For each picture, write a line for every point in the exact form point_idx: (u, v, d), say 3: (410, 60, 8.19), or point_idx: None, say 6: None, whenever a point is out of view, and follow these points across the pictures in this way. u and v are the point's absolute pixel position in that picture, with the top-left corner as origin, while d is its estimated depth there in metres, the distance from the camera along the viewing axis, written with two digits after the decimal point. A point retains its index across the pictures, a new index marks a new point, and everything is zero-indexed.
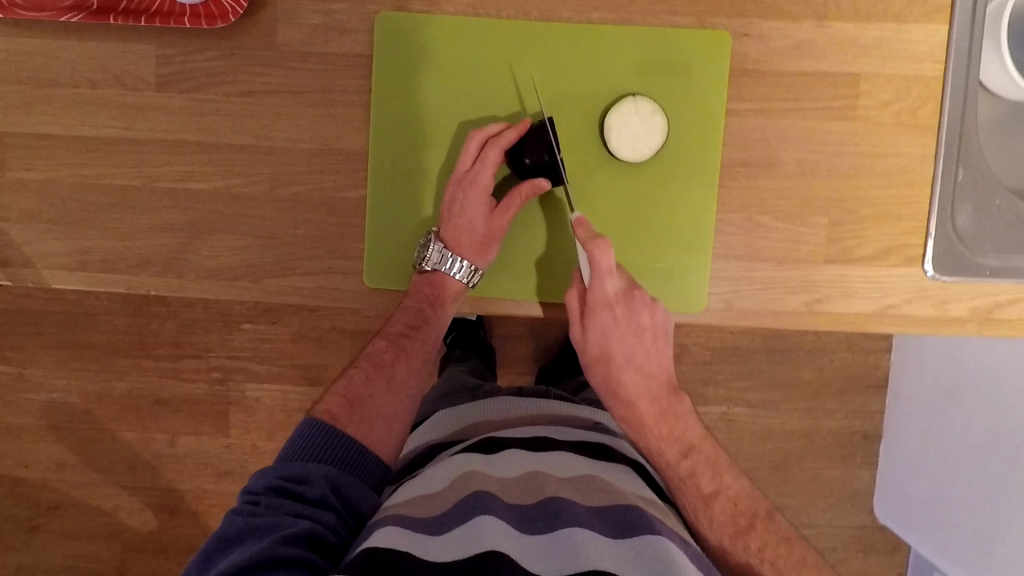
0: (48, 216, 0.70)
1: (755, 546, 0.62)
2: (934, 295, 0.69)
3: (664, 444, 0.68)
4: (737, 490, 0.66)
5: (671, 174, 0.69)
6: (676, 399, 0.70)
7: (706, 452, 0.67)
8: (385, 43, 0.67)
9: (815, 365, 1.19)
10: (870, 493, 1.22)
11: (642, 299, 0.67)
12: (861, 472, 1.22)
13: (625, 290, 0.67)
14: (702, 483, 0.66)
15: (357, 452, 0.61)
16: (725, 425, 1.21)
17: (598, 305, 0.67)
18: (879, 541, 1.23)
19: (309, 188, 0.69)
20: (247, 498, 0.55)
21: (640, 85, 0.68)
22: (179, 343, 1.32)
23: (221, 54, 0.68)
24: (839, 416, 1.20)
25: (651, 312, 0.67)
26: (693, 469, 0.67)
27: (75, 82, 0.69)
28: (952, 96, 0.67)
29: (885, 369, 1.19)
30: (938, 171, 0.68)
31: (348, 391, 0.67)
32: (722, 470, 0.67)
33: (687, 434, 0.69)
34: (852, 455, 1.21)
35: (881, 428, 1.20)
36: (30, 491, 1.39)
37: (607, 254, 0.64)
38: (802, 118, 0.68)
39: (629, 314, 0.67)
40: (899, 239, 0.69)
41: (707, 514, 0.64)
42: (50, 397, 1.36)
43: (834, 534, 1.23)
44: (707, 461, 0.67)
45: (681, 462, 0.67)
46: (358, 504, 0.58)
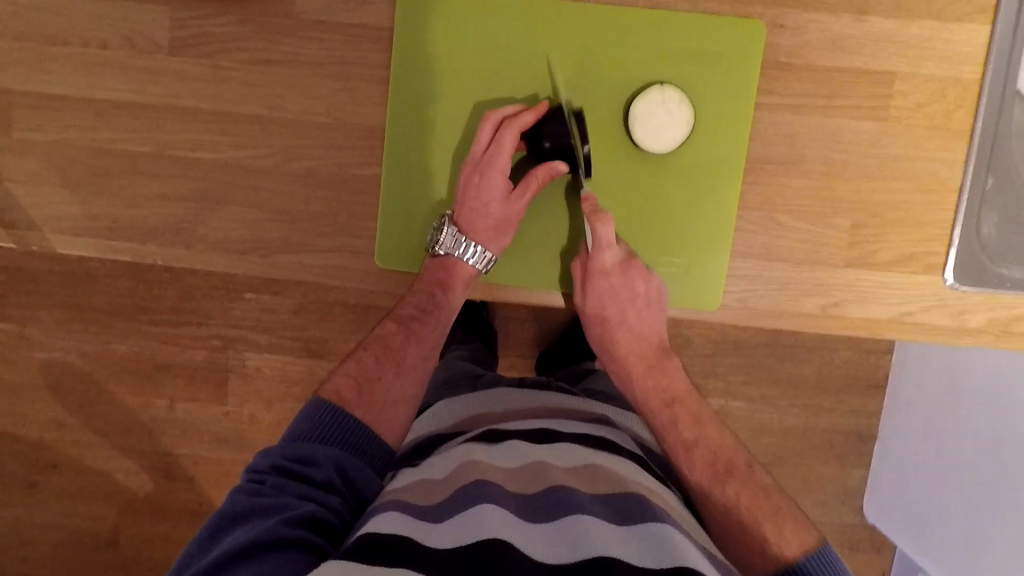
0: (52, 177, 0.68)
1: (732, 492, 0.62)
2: (951, 304, 0.68)
3: (649, 395, 0.70)
4: (718, 441, 0.66)
5: (693, 169, 0.67)
6: (665, 359, 0.72)
7: (691, 405, 0.69)
8: (404, 18, 0.65)
9: (817, 363, 1.19)
10: (862, 494, 1.22)
11: (637, 270, 0.67)
12: (854, 471, 1.22)
13: (622, 260, 0.66)
14: (682, 431, 0.67)
15: (366, 435, 0.60)
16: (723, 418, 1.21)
17: (596, 273, 0.67)
18: (867, 540, 1.24)
19: (322, 163, 0.67)
20: (252, 475, 0.55)
21: (667, 73, 0.65)
22: (179, 308, 1.31)
23: (236, 20, 0.66)
24: (835, 415, 1.20)
25: (645, 281, 0.67)
26: (675, 419, 0.68)
27: (86, 42, 0.67)
28: (988, 101, 0.65)
29: (888, 372, 1.19)
30: (967, 178, 0.67)
31: (358, 372, 0.65)
32: (703, 422, 0.67)
33: (674, 389, 0.70)
34: (846, 455, 1.21)
35: (877, 429, 1.20)
36: (29, 450, 1.39)
37: (610, 227, 0.65)
38: (831, 115, 0.66)
39: (624, 282, 0.67)
40: (922, 245, 0.68)
41: (687, 461, 0.65)
42: (50, 357, 1.36)
43: (825, 531, 1.24)
44: (691, 413, 0.68)
45: (662, 411, 0.69)
46: (362, 487, 0.57)
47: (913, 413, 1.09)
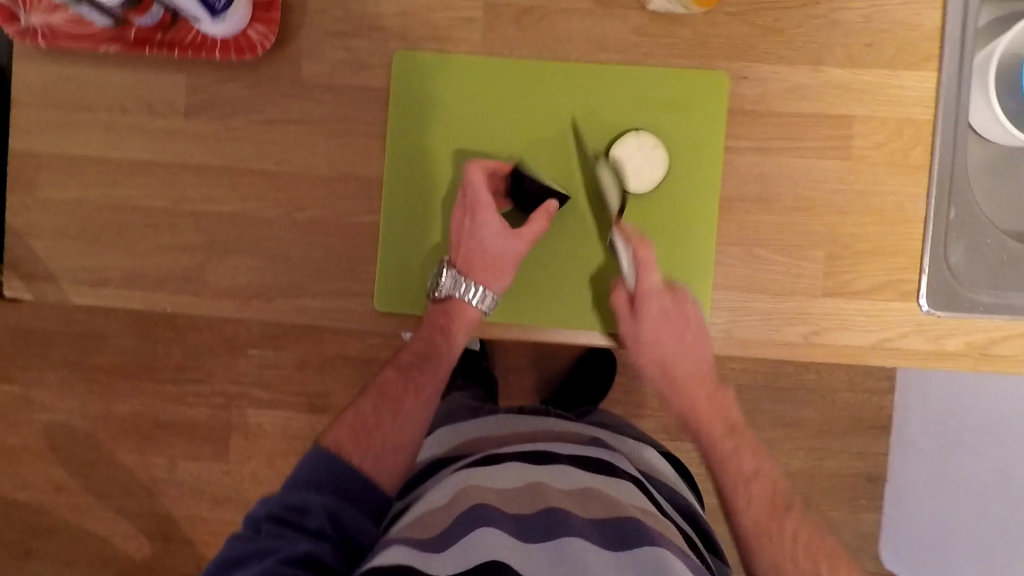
0: (71, 234, 0.73)
1: (790, 528, 0.67)
2: (928, 329, 0.71)
3: (712, 422, 0.75)
4: (773, 474, 0.72)
5: (674, 205, 0.72)
6: (719, 390, 0.76)
7: (747, 435, 0.75)
8: (400, 80, 0.71)
9: (818, 405, 1.20)
10: (876, 538, 1.21)
11: (686, 295, 0.70)
12: (866, 515, 1.21)
13: (668, 286, 0.70)
14: (744, 462, 0.72)
15: (363, 482, 0.61)
16: None
17: (647, 296, 0.69)
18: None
19: (324, 212, 0.72)
20: (250, 524, 0.56)
21: (643, 120, 0.71)
22: (185, 365, 1.34)
23: (246, 85, 0.72)
24: (842, 456, 1.20)
25: (694, 306, 0.70)
26: (736, 447, 0.73)
27: (108, 108, 0.73)
28: (942, 138, 0.70)
29: (890, 410, 1.19)
30: (931, 210, 0.71)
31: (356, 421, 0.69)
32: (761, 454, 0.74)
33: (731, 417, 0.76)
34: (856, 498, 1.21)
35: (886, 470, 1.20)
36: (28, 512, 1.38)
37: (650, 250, 0.69)
38: (798, 156, 0.71)
39: (675, 306, 0.70)
40: (894, 274, 0.71)
41: (745, 494, 0.70)
42: (53, 418, 1.37)
43: None
44: (748, 444, 0.74)
45: (726, 438, 0.74)
46: (357, 535, 0.57)
47: (918, 451, 1.09)
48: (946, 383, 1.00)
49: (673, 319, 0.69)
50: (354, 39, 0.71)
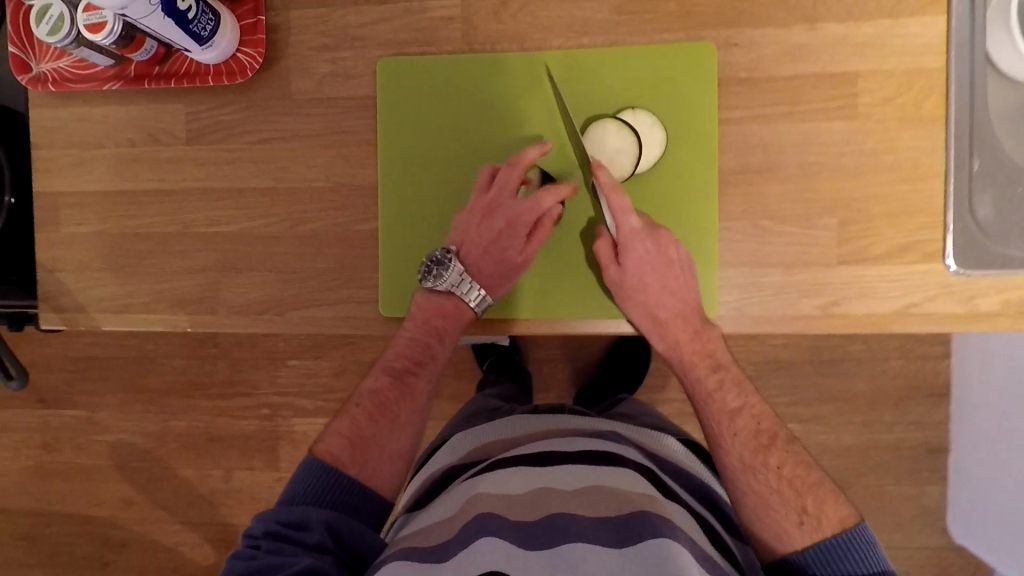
0: (96, 265, 0.77)
1: (774, 463, 0.65)
2: (959, 290, 0.66)
3: (696, 361, 0.69)
4: (759, 408, 0.68)
5: (673, 183, 0.70)
6: (705, 327, 0.68)
7: (735, 370, 0.69)
8: (384, 89, 0.72)
9: (868, 376, 1.15)
10: (943, 511, 1.15)
11: (667, 236, 0.67)
12: (930, 488, 1.15)
13: (648, 228, 0.67)
14: (727, 398, 0.69)
15: (361, 492, 0.65)
16: None
17: (628, 242, 0.67)
18: (957, 562, 1.15)
19: (324, 224, 0.74)
20: (249, 541, 0.58)
21: (632, 100, 0.69)
22: (230, 380, 1.40)
23: (240, 107, 0.74)
24: (898, 429, 1.15)
25: (676, 246, 0.67)
26: (720, 383, 0.69)
27: (118, 143, 0.76)
28: (958, 85, 0.65)
29: (948, 376, 1.13)
30: (950, 164, 0.66)
31: (352, 431, 0.69)
32: (746, 387, 0.69)
33: (717, 351, 0.69)
34: (918, 470, 1.15)
35: (948, 440, 1.14)
36: (101, 527, 1.48)
37: (623, 197, 0.66)
38: (801, 121, 0.68)
39: (658, 248, 0.67)
40: (915, 235, 0.67)
41: (731, 430, 0.67)
42: (116, 438, 1.45)
43: (904, 556, 1.16)
44: (735, 378, 0.69)
45: (711, 376, 0.69)
46: (357, 544, 0.58)
47: (984, 417, 1.02)
48: (1004, 345, 0.94)
49: (657, 263, 0.67)
50: (339, 50, 0.72)
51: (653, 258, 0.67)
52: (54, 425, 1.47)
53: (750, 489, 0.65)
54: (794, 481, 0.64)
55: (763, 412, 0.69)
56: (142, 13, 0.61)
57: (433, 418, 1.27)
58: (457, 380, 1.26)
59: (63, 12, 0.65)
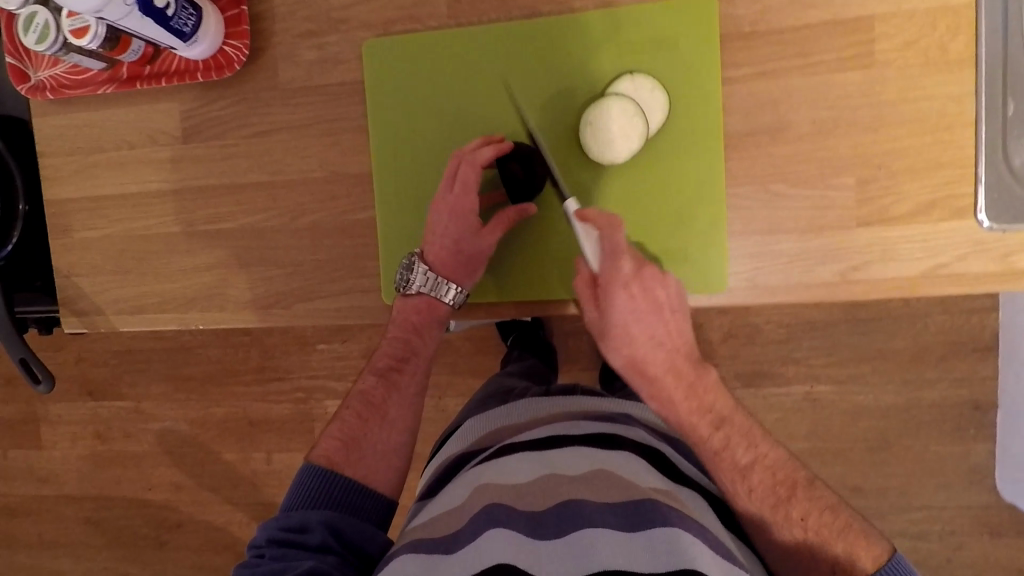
0: (110, 267, 0.79)
1: (797, 515, 0.58)
2: (994, 247, 0.61)
3: (695, 417, 0.64)
4: (772, 457, 0.62)
5: (677, 152, 0.66)
6: (703, 377, 0.66)
7: (738, 423, 0.64)
8: (373, 72, 0.70)
9: (908, 333, 1.09)
10: (992, 471, 1.10)
11: (654, 277, 0.64)
12: (977, 446, 1.10)
13: (635, 269, 0.64)
14: (737, 454, 0.62)
15: (360, 492, 0.63)
16: (811, 405, 1.13)
17: (612, 286, 0.64)
18: (1008, 522, 1.10)
19: (322, 216, 0.73)
20: (254, 552, 0.58)
21: (629, 64, 0.66)
22: (263, 366, 1.44)
23: (231, 101, 0.74)
24: (941, 386, 1.09)
25: (664, 286, 0.64)
26: (727, 440, 0.63)
27: (118, 146, 0.77)
28: (989, 19, 0.60)
29: (995, 330, 1.07)
30: (982, 109, 0.61)
31: (343, 432, 0.69)
32: (755, 438, 0.63)
33: (717, 404, 0.65)
34: (963, 429, 1.10)
35: (996, 396, 1.08)
36: (155, 511, 1.55)
37: (617, 234, 0.62)
38: (813, 73, 0.63)
39: (644, 290, 0.64)
40: (944, 190, 0.62)
41: (745, 487, 0.60)
42: (162, 426, 1.52)
43: (952, 517, 1.11)
44: (740, 432, 0.63)
45: (714, 435, 0.63)
46: (360, 543, 0.59)
47: None
48: None
49: (642, 306, 0.64)
50: (324, 35, 0.71)
51: (638, 300, 0.64)
52: (104, 416, 1.54)
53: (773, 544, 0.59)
54: (821, 531, 0.58)
55: (784, 462, 0.62)
56: (119, 15, 0.60)
57: (461, 395, 1.27)
58: (481, 356, 1.26)
59: (48, 20, 0.65)
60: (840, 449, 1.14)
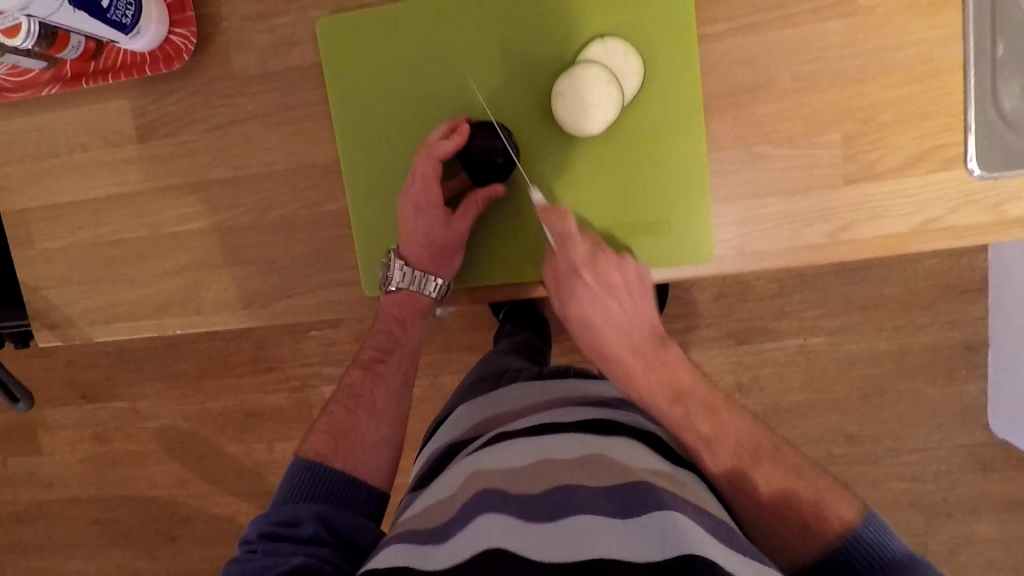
0: (78, 277, 0.76)
1: (762, 476, 0.59)
2: (985, 196, 0.59)
3: (654, 393, 0.65)
4: (736, 427, 0.62)
5: (656, 119, 0.63)
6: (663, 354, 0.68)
7: (699, 394, 0.65)
8: (332, 52, 0.66)
9: (898, 280, 1.09)
10: (984, 410, 1.10)
11: (608, 261, 0.64)
12: (968, 387, 1.10)
13: (591, 255, 0.64)
14: (699, 426, 0.62)
15: (350, 483, 0.63)
16: (804, 357, 1.13)
17: (567, 274, 0.65)
18: (999, 457, 1.11)
19: (293, 209, 0.70)
20: (245, 547, 0.57)
21: (599, 27, 0.62)
22: (255, 358, 1.42)
23: (185, 94, 0.70)
24: (931, 331, 1.09)
25: (620, 270, 0.64)
26: (687, 414, 0.63)
27: (71, 149, 0.73)
28: None
29: (983, 270, 1.07)
30: (969, 51, 0.58)
31: (332, 426, 0.68)
32: (718, 411, 0.63)
33: (679, 380, 0.66)
34: (955, 371, 1.10)
35: (986, 336, 1.08)
36: (161, 508, 1.55)
37: (566, 220, 0.63)
38: (792, 24, 0.60)
39: (599, 278, 0.64)
40: (933, 139, 0.60)
41: (710, 457, 0.61)
42: (160, 424, 1.51)
43: (947, 458, 1.12)
44: (702, 404, 0.64)
45: (672, 408, 0.64)
46: (352, 535, 0.58)
47: None
48: None
49: (598, 292, 0.66)
50: (275, 17, 0.67)
51: (593, 289, 0.66)
52: (100, 418, 1.53)
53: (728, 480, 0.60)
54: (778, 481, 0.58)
55: None
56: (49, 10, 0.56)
57: (455, 373, 1.26)
58: (474, 333, 1.25)
59: None
60: (837, 399, 1.14)
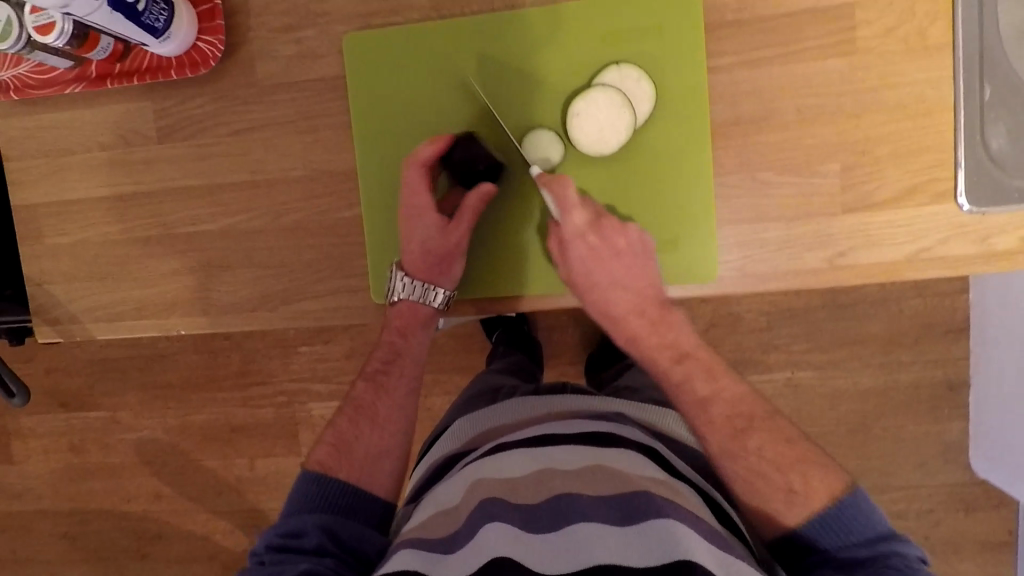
0: (83, 274, 0.76)
1: (754, 445, 0.59)
2: (974, 230, 0.63)
3: (658, 351, 0.68)
4: (733, 391, 0.64)
5: (664, 140, 0.66)
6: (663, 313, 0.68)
7: (702, 358, 0.66)
8: (357, 65, 0.69)
9: (884, 318, 1.11)
10: (966, 448, 1.12)
11: (612, 226, 0.65)
12: (951, 425, 1.12)
13: (593, 221, 0.65)
14: (696, 387, 0.65)
15: (354, 493, 0.62)
16: (791, 390, 1.15)
17: (571, 238, 0.66)
18: (980, 496, 1.13)
19: (309, 213, 0.71)
20: (254, 559, 0.57)
21: (615, 53, 0.65)
22: (243, 371, 1.40)
23: (208, 98, 0.71)
24: (916, 368, 1.12)
25: (624, 235, 0.65)
26: (686, 373, 0.66)
27: (90, 148, 0.74)
28: (965, 4, 0.61)
29: (965, 311, 1.10)
30: (959, 94, 0.62)
31: (334, 437, 0.68)
32: (716, 374, 0.65)
33: (681, 341, 0.68)
34: (938, 409, 1.12)
35: (968, 375, 1.11)
36: (135, 523, 1.51)
37: (567, 185, 0.65)
38: (795, 61, 0.64)
39: (603, 240, 0.65)
40: (926, 174, 0.63)
41: (705, 419, 0.62)
42: (139, 436, 1.47)
43: (930, 494, 1.14)
44: (702, 365, 0.66)
45: (674, 367, 0.67)
46: (357, 545, 0.58)
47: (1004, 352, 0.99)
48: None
49: (602, 253, 0.65)
50: (301, 30, 0.69)
51: (597, 250, 0.65)
52: (78, 428, 1.50)
53: (714, 434, 0.61)
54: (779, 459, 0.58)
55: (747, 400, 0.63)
56: (86, 9, 0.58)
57: (448, 393, 1.26)
58: (467, 354, 1.25)
59: (10, 15, 0.62)
60: (822, 432, 1.15)
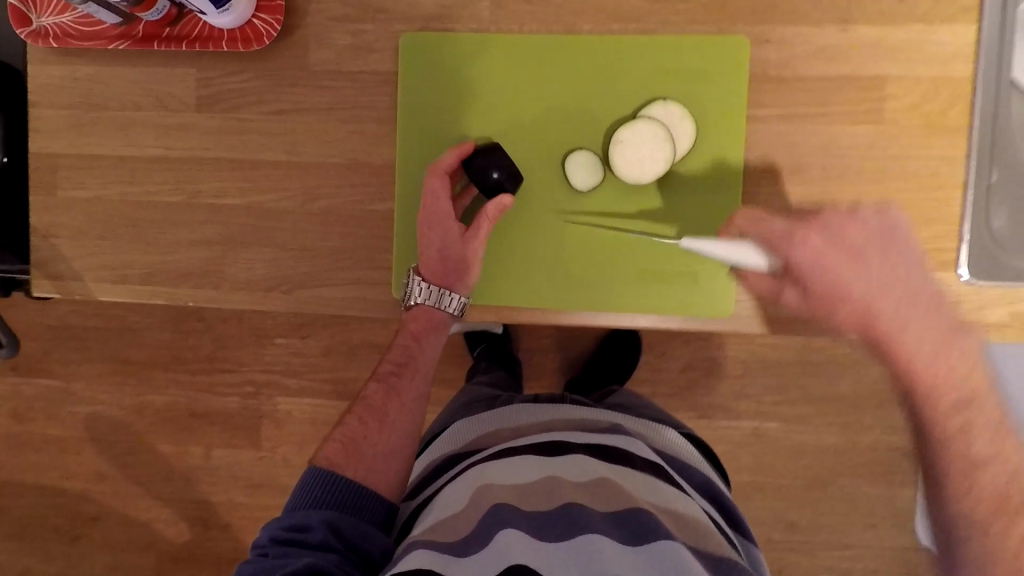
0: (90, 232, 0.74)
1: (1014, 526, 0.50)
2: (970, 300, 0.67)
3: (945, 380, 0.55)
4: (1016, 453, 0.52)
5: (699, 177, 0.69)
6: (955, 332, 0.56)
7: (986, 397, 0.54)
8: (410, 65, 0.70)
9: (852, 381, 1.15)
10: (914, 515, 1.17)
11: (841, 219, 0.62)
12: (903, 491, 1.17)
13: (808, 223, 0.62)
14: (974, 440, 0.52)
15: (360, 492, 0.61)
16: (757, 440, 1.18)
17: (793, 247, 0.62)
18: (924, 563, 1.17)
19: (341, 201, 0.72)
20: (257, 551, 0.56)
21: (663, 90, 0.68)
22: (212, 356, 1.36)
23: (254, 75, 0.72)
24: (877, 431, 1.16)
25: (860, 224, 0.61)
26: (968, 421, 0.53)
27: (122, 105, 0.73)
28: (984, 92, 0.65)
29: None
30: (970, 173, 0.67)
31: (344, 435, 0.67)
32: (1001, 423, 0.53)
33: (972, 378, 0.54)
34: (891, 474, 1.17)
35: None
36: (72, 502, 1.43)
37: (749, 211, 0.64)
38: (824, 122, 0.68)
39: (831, 239, 0.61)
40: (932, 243, 0.67)
41: (973, 479, 0.52)
42: (93, 411, 1.41)
43: (877, 555, 1.18)
44: (989, 408, 0.53)
45: (954, 406, 0.54)
46: (362, 543, 0.57)
47: None
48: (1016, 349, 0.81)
49: (836, 256, 0.61)
50: (361, 23, 0.70)
51: (826, 258, 0.61)
52: (27, 394, 1.42)
53: (975, 505, 0.51)
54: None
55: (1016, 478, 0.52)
56: None
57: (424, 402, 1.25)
58: (447, 366, 1.24)
59: None
60: (782, 483, 1.19)
